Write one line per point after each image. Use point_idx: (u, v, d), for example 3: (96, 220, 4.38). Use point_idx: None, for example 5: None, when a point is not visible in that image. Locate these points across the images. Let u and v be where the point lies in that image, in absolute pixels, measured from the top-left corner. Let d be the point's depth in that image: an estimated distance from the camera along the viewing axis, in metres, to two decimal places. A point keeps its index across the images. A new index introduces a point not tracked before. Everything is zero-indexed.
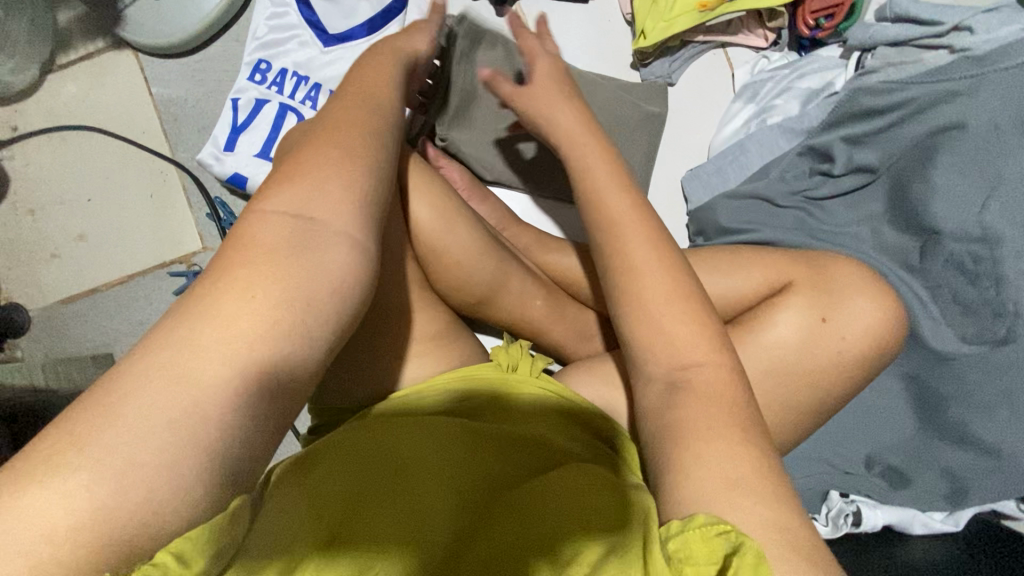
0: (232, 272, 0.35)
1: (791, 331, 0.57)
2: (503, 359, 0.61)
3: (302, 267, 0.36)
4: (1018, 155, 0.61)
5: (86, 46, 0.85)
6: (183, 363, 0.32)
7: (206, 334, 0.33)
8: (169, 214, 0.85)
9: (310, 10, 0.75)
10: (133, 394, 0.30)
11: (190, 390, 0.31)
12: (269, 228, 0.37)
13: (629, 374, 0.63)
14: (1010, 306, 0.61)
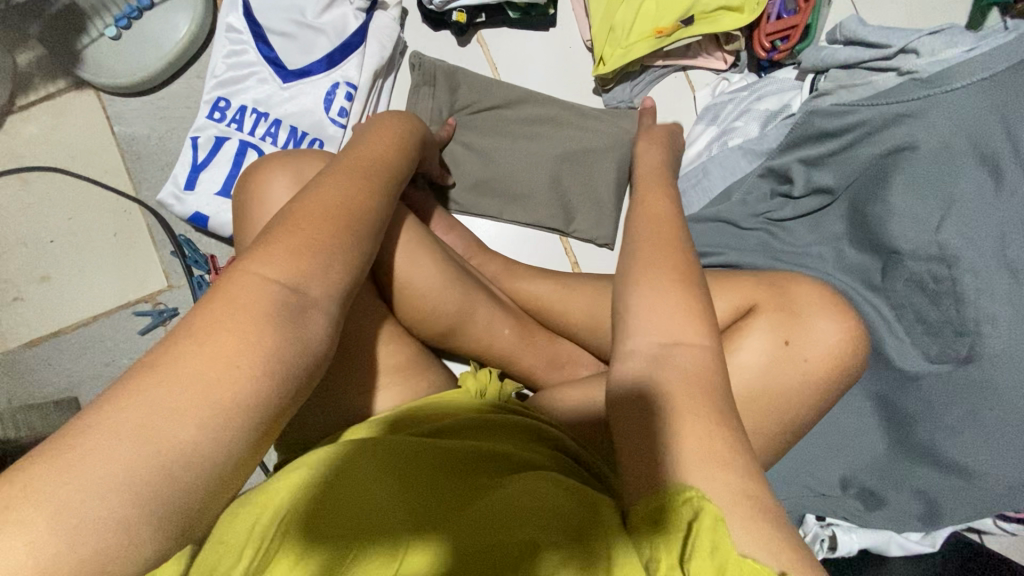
0: (191, 334, 0.35)
1: (755, 358, 0.57)
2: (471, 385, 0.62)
3: (266, 324, 0.36)
4: (970, 174, 0.61)
5: (47, 87, 0.84)
6: (124, 428, 0.31)
7: (154, 397, 0.32)
8: (135, 252, 0.84)
9: (268, 46, 0.75)
10: (77, 458, 0.30)
11: (128, 454, 0.31)
12: (243, 287, 0.38)
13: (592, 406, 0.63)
14: (971, 324, 0.61)
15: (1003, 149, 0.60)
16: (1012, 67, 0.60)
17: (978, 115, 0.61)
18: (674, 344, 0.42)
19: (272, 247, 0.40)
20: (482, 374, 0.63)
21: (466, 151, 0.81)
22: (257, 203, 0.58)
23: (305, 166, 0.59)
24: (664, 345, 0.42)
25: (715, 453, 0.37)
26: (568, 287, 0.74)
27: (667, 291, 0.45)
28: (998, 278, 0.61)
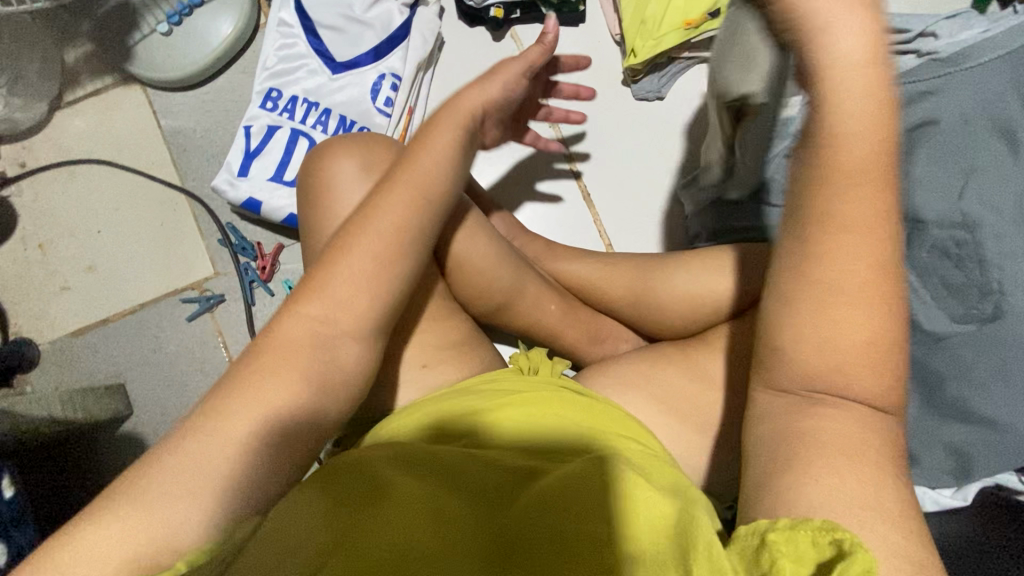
0: (253, 374, 0.44)
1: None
2: (524, 363, 0.67)
3: (311, 358, 0.46)
4: (990, 144, 0.66)
5: (94, 82, 0.87)
6: (197, 450, 0.41)
7: (217, 426, 0.42)
8: (180, 241, 0.86)
9: (318, 40, 0.79)
10: (158, 470, 0.40)
11: (196, 468, 0.41)
12: (297, 330, 0.47)
13: (643, 372, 0.66)
14: (994, 285, 0.65)
15: (1020, 121, 0.65)
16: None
17: (995, 90, 0.66)
18: (846, 393, 0.38)
19: (319, 290, 0.48)
20: (533, 353, 0.68)
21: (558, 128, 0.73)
22: (327, 180, 0.61)
23: (372, 145, 0.62)
24: (820, 391, 0.39)
25: (847, 481, 0.36)
26: (609, 265, 0.77)
27: (860, 335, 0.38)
28: (1020, 242, 0.65)
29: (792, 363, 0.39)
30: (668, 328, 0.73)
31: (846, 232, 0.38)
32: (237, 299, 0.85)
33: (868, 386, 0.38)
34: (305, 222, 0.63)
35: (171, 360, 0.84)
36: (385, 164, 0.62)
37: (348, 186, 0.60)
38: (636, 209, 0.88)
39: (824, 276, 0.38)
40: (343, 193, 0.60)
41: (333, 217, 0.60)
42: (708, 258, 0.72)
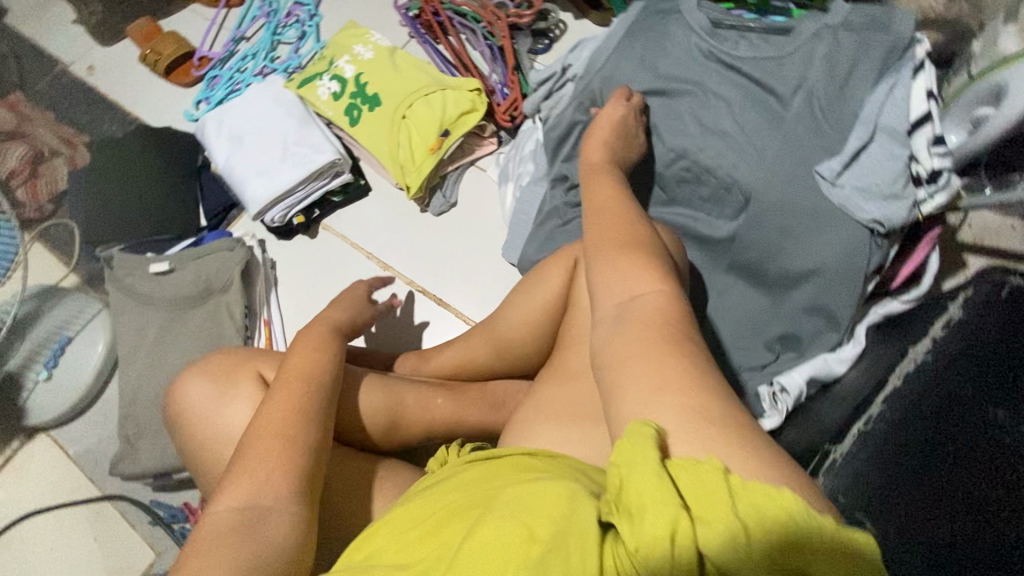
0: None
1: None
2: (435, 462, 0.72)
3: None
4: (652, 100, 0.83)
5: (3, 451, 0.96)
6: None
7: None
8: (116, 545, 0.89)
9: (156, 304, 0.90)
10: None
11: None
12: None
13: (532, 412, 0.72)
14: (730, 179, 0.78)
15: (659, 76, 0.83)
16: (625, 37, 0.87)
17: (628, 71, 0.85)
18: (636, 297, 0.48)
19: (235, 482, 0.57)
20: (440, 450, 0.73)
21: (157, 408, 0.84)
22: (183, 405, 0.69)
23: (216, 360, 0.71)
24: (626, 304, 0.49)
25: (662, 387, 0.41)
26: (467, 341, 0.84)
27: (629, 269, 0.51)
28: (718, 143, 0.79)
29: (599, 298, 0.51)
30: (534, 352, 0.81)
31: (599, 211, 0.60)
32: None
33: (647, 294, 0.48)
34: (190, 449, 0.70)
35: None
36: (228, 367, 0.70)
37: (201, 401, 0.69)
38: (482, 291, 1.01)
39: (600, 246, 0.55)
40: (200, 410, 0.69)
41: (207, 430, 0.68)
42: (524, 287, 0.80)
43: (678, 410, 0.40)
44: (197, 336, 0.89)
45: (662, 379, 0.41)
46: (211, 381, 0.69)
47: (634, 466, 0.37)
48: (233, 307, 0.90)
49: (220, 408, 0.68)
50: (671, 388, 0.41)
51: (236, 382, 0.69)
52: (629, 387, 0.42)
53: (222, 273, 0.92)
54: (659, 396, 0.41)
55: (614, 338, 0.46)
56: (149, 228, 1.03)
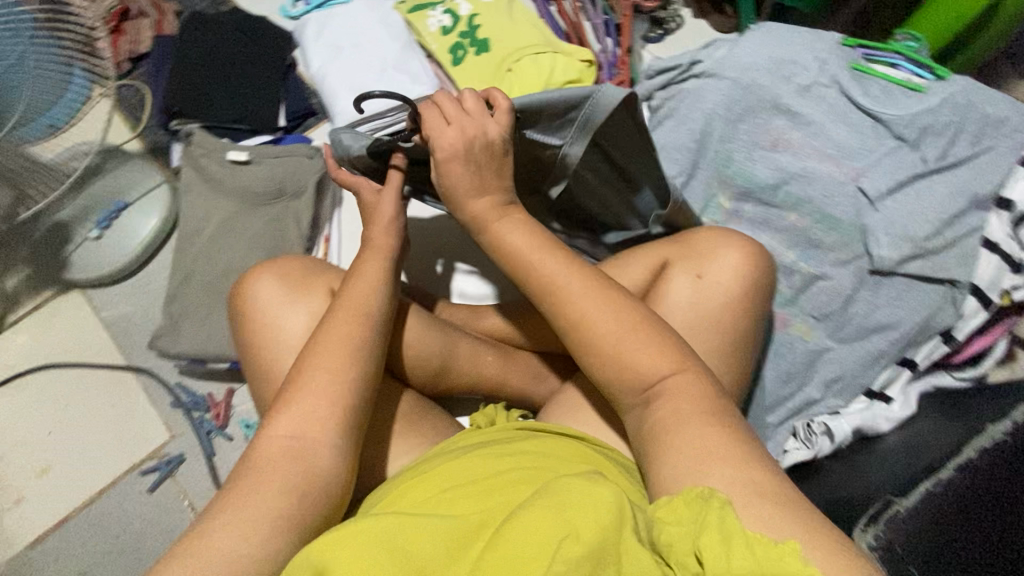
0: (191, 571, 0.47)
1: (709, 300, 0.65)
2: (481, 419, 0.73)
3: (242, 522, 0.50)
4: (772, 119, 0.82)
5: (35, 298, 0.94)
6: None
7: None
8: (130, 418, 0.88)
9: (224, 193, 0.88)
10: None
11: None
12: (223, 532, 0.49)
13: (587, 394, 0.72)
14: (832, 219, 0.78)
15: (788, 94, 0.81)
16: (763, 43, 0.83)
17: (756, 82, 0.82)
18: (665, 380, 0.53)
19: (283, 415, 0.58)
20: (488, 409, 0.74)
21: (208, 296, 0.83)
22: (249, 294, 0.69)
23: (287, 262, 0.71)
24: (652, 393, 0.53)
25: (709, 448, 0.47)
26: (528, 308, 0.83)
27: (635, 340, 0.54)
28: (826, 180, 0.79)
29: (612, 383, 0.55)
30: None
31: (568, 272, 0.58)
32: (197, 455, 0.86)
33: (665, 370, 0.53)
34: (244, 339, 0.70)
35: (138, 538, 0.82)
36: (299, 275, 0.70)
37: (269, 297, 0.68)
38: None
39: (596, 325, 0.55)
40: (265, 305, 0.68)
41: (269, 328, 0.68)
42: None
43: (737, 472, 0.45)
44: (259, 234, 0.87)
45: (712, 442, 0.48)
46: (280, 282, 0.69)
47: (704, 537, 0.40)
48: (302, 215, 0.88)
49: (284, 309, 0.68)
50: (718, 458, 0.46)
51: (308, 288, 0.69)
52: (687, 461, 0.47)
53: (296, 179, 0.89)
54: (711, 459, 0.47)
55: (654, 414, 0.52)
56: (226, 115, 1.00)
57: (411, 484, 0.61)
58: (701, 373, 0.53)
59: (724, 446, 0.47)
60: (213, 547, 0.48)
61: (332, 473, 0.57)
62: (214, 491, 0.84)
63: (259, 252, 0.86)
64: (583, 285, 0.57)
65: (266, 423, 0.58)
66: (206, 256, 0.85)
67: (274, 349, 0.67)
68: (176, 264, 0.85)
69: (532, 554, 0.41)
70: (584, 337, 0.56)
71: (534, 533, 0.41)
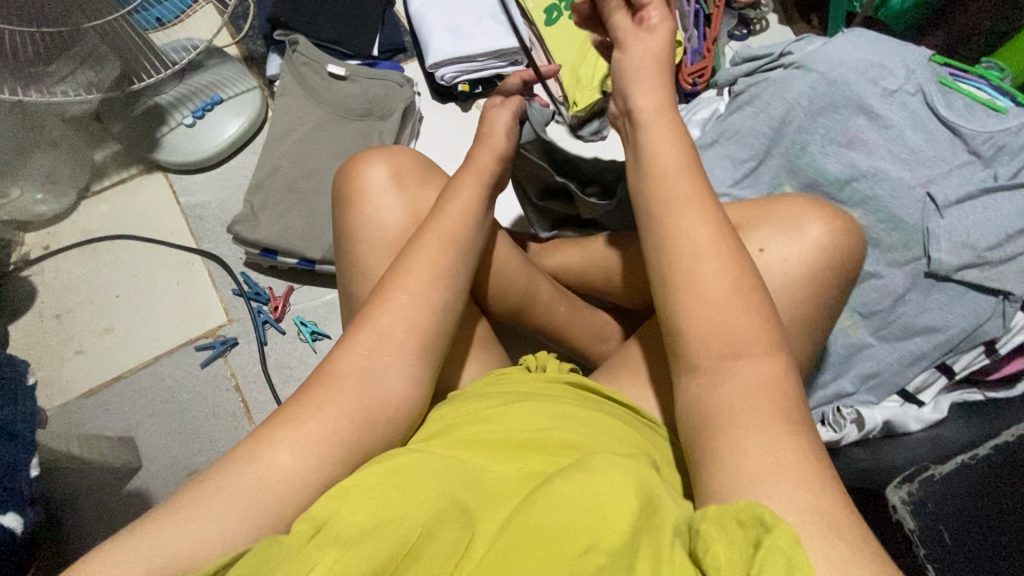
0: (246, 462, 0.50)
1: (776, 269, 0.68)
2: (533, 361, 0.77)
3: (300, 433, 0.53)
4: (851, 117, 0.84)
5: (120, 174, 0.99)
6: (232, 501, 0.48)
7: (233, 492, 0.48)
8: (193, 297, 0.92)
9: (318, 102, 0.92)
10: (194, 515, 0.46)
11: (237, 515, 0.47)
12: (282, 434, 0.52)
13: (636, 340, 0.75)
14: (896, 219, 0.80)
15: (871, 96, 0.83)
16: (855, 44, 0.85)
17: (842, 79, 0.84)
18: (742, 358, 0.51)
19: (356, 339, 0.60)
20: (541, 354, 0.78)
21: (288, 194, 0.88)
22: (361, 183, 0.75)
23: (401, 162, 0.76)
24: (730, 363, 0.51)
25: (759, 440, 0.46)
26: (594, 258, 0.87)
27: (735, 306, 0.52)
28: (895, 183, 0.81)
29: (691, 341, 0.53)
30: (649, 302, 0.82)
31: (684, 209, 0.57)
32: (250, 342, 0.90)
33: (750, 354, 0.51)
34: (342, 221, 0.76)
35: (184, 406, 0.87)
36: (413, 177, 0.76)
37: (379, 194, 0.74)
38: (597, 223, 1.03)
39: (698, 276, 0.54)
40: (374, 199, 0.74)
41: (369, 219, 0.74)
42: None
43: (788, 477, 0.44)
44: (344, 146, 0.91)
45: (764, 433, 0.46)
46: (389, 185, 0.75)
47: (719, 544, 0.41)
48: (386, 135, 0.93)
49: (386, 206, 0.74)
50: (768, 456, 0.45)
51: (413, 196, 0.75)
52: (748, 467, 0.45)
53: (385, 101, 0.94)
54: (763, 458, 0.45)
55: (718, 397, 0.50)
56: (325, 33, 1.04)
57: (458, 414, 0.63)
58: (787, 370, 0.51)
59: (772, 441, 0.46)
60: (274, 462, 0.51)
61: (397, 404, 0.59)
62: (260, 376, 0.89)
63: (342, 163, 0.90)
64: (708, 228, 0.55)
65: (342, 343, 0.60)
66: (292, 157, 0.90)
67: (369, 240, 0.74)
68: (262, 158, 0.89)
69: (566, 532, 0.46)
70: (688, 291, 0.54)
71: (573, 513, 0.47)
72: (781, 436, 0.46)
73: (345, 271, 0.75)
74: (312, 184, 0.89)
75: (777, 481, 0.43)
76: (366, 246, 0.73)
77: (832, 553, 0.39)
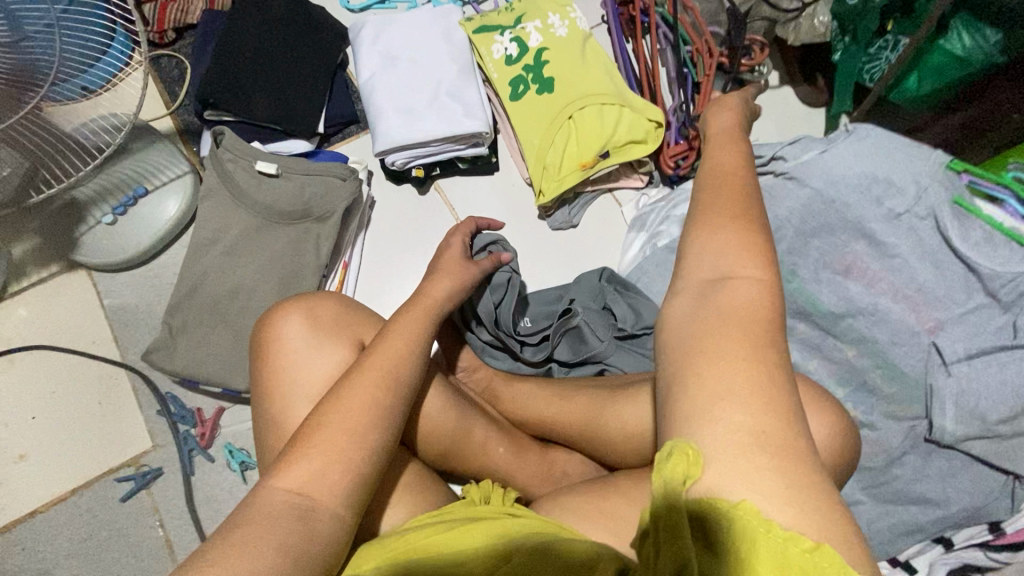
0: None
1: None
2: (475, 494, 0.69)
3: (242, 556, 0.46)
4: (849, 241, 0.74)
5: (40, 272, 0.91)
6: None
7: None
8: (114, 418, 0.85)
9: (247, 202, 0.82)
10: None
11: None
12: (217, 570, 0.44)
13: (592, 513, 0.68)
14: (894, 369, 0.71)
15: (875, 221, 0.72)
16: (860, 152, 0.73)
17: (841, 197, 0.73)
18: (734, 277, 0.39)
19: (289, 467, 0.52)
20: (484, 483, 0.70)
21: (213, 315, 0.79)
22: (274, 333, 0.70)
23: (317, 305, 0.72)
24: (723, 277, 0.39)
25: (733, 378, 0.34)
26: (561, 396, 0.79)
27: (734, 224, 0.41)
28: (894, 328, 0.71)
29: (691, 256, 0.42)
30: (613, 453, 0.74)
31: (716, 156, 0.49)
32: (176, 471, 0.83)
33: (744, 268, 0.39)
34: (261, 376, 0.70)
35: (102, 546, 0.80)
36: (330, 321, 0.71)
37: (294, 344, 0.69)
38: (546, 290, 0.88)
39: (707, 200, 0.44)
40: (290, 348, 0.69)
41: (289, 371, 0.68)
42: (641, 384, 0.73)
43: (750, 413, 0.33)
44: (277, 256, 0.82)
45: (736, 359, 0.35)
46: (301, 325, 0.70)
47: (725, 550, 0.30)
48: (324, 242, 0.82)
49: (301, 357, 0.68)
50: (736, 398, 0.33)
51: (333, 339, 0.70)
52: (699, 394, 0.34)
53: (322, 199, 0.82)
54: (728, 391, 0.34)
55: (698, 321, 0.38)
56: (265, 112, 0.93)
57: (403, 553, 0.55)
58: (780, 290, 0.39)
59: (748, 373, 0.34)
60: None
61: (329, 541, 0.51)
62: (186, 512, 0.81)
63: (274, 279, 0.81)
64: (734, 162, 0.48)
65: (272, 474, 0.52)
66: (218, 271, 0.81)
67: (282, 393, 0.68)
68: (181, 277, 0.80)
69: None
70: (705, 235, 0.42)
71: None
72: (755, 365, 0.35)
73: (265, 426, 0.69)
74: (240, 302, 0.80)
75: (748, 427, 0.32)
76: (290, 388, 0.68)
77: (773, 488, 0.31)
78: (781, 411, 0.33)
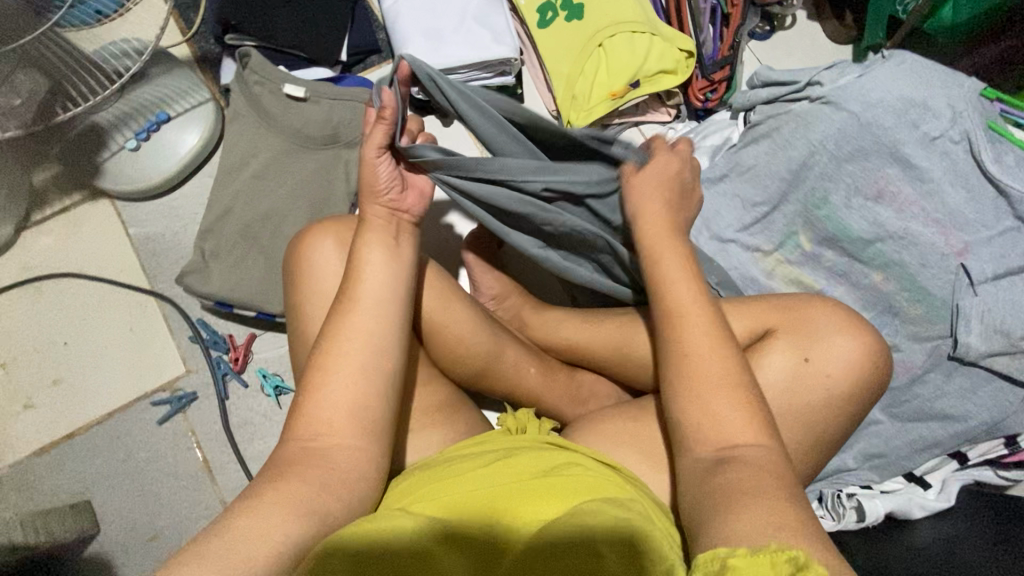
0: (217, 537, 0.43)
1: (784, 376, 0.60)
2: (512, 423, 0.70)
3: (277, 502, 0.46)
4: (883, 166, 0.74)
5: (63, 201, 0.90)
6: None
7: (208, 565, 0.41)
8: (146, 345, 0.85)
9: (276, 127, 0.81)
10: None
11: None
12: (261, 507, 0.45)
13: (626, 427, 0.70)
14: (922, 291, 0.73)
15: (909, 144, 0.73)
16: (897, 77, 0.73)
17: (877, 121, 0.73)
18: (737, 444, 0.47)
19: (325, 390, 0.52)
20: (520, 414, 0.71)
21: (246, 240, 0.79)
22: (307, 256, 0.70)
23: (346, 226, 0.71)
24: (725, 452, 0.47)
25: (763, 513, 0.41)
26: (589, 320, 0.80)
27: (717, 375, 0.49)
28: (924, 251, 0.72)
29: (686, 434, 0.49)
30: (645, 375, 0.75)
31: (670, 271, 0.54)
32: (211, 395, 0.84)
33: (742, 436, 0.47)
34: (294, 297, 0.70)
35: (140, 466, 0.82)
36: None
37: (329, 265, 0.69)
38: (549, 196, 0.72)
39: (694, 359, 0.50)
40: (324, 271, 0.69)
41: (324, 292, 0.69)
42: None
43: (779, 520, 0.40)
44: (307, 181, 0.81)
45: (758, 491, 0.43)
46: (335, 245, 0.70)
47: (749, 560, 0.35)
48: (354, 168, 0.81)
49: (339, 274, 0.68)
50: (762, 505, 0.42)
51: None
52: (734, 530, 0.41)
53: (349, 124, 0.81)
54: (762, 521, 0.40)
55: (720, 477, 0.45)
56: (288, 38, 0.91)
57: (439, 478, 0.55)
58: (779, 444, 0.47)
59: (759, 491, 0.42)
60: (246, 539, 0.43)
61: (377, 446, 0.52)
62: (222, 435, 0.83)
63: (305, 204, 0.80)
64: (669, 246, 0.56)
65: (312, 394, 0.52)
66: (248, 196, 0.80)
67: (320, 310, 0.69)
68: (211, 202, 0.80)
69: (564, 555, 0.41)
70: (691, 403, 0.49)
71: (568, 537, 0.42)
72: (769, 486, 0.43)
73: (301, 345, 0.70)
74: (272, 227, 0.80)
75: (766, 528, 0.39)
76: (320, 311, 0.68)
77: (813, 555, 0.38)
78: (795, 521, 0.41)
